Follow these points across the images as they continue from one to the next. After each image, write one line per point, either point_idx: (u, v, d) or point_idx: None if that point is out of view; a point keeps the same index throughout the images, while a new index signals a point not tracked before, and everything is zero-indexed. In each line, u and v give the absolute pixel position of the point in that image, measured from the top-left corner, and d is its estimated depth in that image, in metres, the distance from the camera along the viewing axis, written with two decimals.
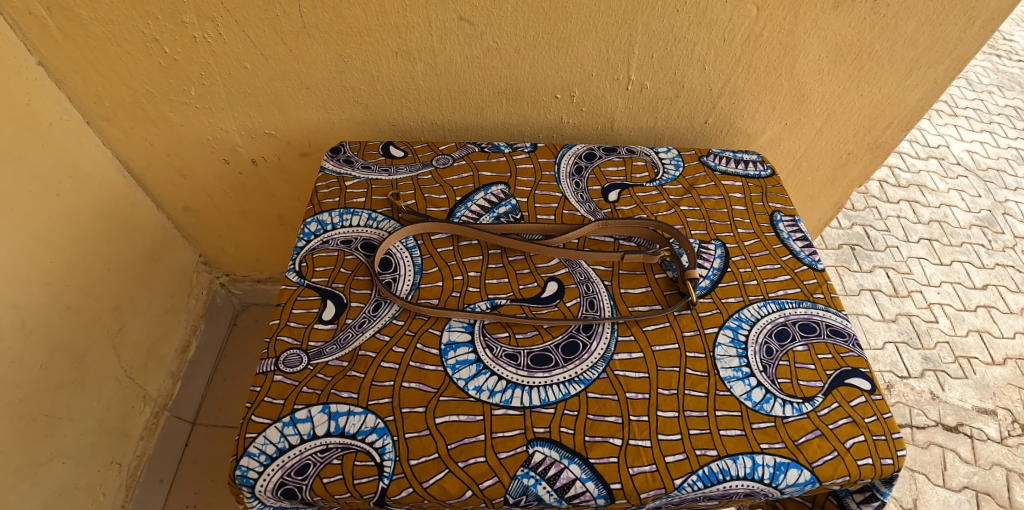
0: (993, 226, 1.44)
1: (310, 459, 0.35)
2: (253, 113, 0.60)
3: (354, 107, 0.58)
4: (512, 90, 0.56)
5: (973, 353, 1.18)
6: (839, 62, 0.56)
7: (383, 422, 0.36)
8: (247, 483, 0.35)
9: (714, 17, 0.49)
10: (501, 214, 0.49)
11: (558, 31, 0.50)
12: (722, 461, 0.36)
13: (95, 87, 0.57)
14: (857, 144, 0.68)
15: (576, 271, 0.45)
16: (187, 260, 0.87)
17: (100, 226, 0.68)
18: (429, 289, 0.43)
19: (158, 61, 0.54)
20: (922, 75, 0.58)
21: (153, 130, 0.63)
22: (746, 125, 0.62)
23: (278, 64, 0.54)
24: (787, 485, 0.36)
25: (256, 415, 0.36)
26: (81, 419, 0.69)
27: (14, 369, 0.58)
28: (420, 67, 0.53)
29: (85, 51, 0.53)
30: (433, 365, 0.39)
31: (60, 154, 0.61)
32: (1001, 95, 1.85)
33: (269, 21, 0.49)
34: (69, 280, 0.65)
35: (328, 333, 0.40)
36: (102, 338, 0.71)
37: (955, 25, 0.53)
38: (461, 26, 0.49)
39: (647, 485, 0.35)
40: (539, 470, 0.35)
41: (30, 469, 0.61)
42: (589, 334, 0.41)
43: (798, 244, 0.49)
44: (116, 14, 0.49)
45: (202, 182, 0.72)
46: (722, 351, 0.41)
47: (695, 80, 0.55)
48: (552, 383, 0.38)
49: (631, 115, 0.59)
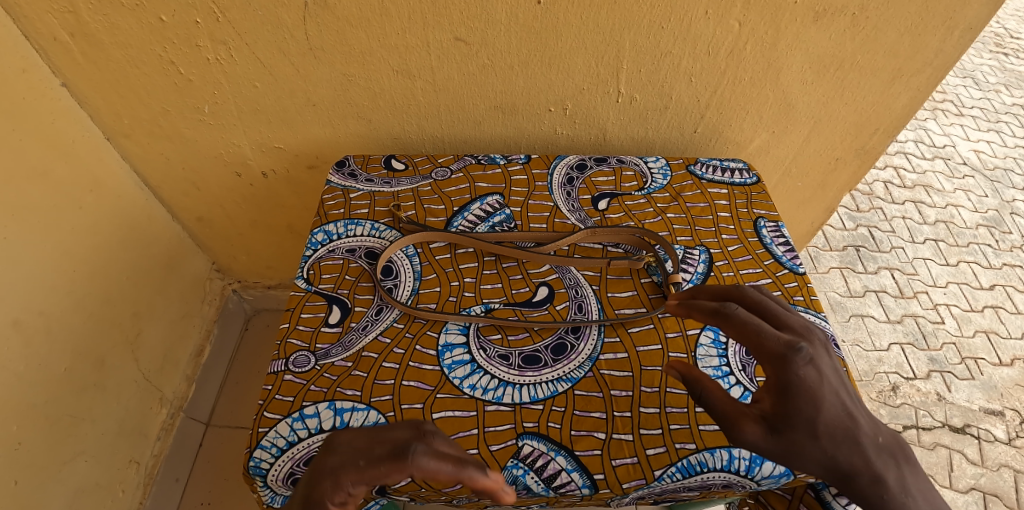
0: (1001, 226, 1.44)
1: (317, 451, 0.38)
2: (263, 129, 0.64)
3: (357, 122, 0.61)
4: (508, 105, 0.59)
5: (980, 354, 1.19)
6: (822, 73, 0.58)
7: (384, 417, 0.39)
8: (260, 473, 0.37)
9: (698, 33, 0.52)
10: (496, 224, 0.52)
11: (549, 49, 0.53)
12: (701, 453, 0.38)
13: (115, 106, 0.61)
14: (845, 150, 0.70)
15: (566, 276, 0.48)
16: (199, 267, 0.91)
17: (119, 235, 0.72)
18: (427, 294, 0.46)
19: (174, 81, 0.57)
20: (905, 83, 0.61)
21: (169, 145, 0.67)
22: (735, 134, 0.65)
23: (286, 84, 0.57)
24: (762, 477, 0.38)
25: (268, 411, 0.39)
26: (102, 420, 0.73)
27: (40, 372, 0.62)
28: (420, 84, 0.56)
29: (105, 73, 0.57)
30: (431, 365, 0.42)
31: (82, 169, 0.65)
32: (1009, 93, 1.86)
33: (277, 44, 0.52)
34: (90, 288, 0.69)
35: (334, 336, 0.43)
36: (121, 343, 0.75)
37: (935, 35, 0.55)
38: (457, 46, 0.52)
39: (629, 476, 0.37)
40: (528, 461, 0.37)
41: (55, 468, 0.65)
42: (577, 336, 0.44)
43: (780, 249, 0.51)
44: (134, 39, 0.53)
45: (215, 193, 0.76)
46: (703, 351, 0.43)
47: (682, 92, 0.58)
48: (541, 381, 0.41)
49: (623, 126, 0.62)
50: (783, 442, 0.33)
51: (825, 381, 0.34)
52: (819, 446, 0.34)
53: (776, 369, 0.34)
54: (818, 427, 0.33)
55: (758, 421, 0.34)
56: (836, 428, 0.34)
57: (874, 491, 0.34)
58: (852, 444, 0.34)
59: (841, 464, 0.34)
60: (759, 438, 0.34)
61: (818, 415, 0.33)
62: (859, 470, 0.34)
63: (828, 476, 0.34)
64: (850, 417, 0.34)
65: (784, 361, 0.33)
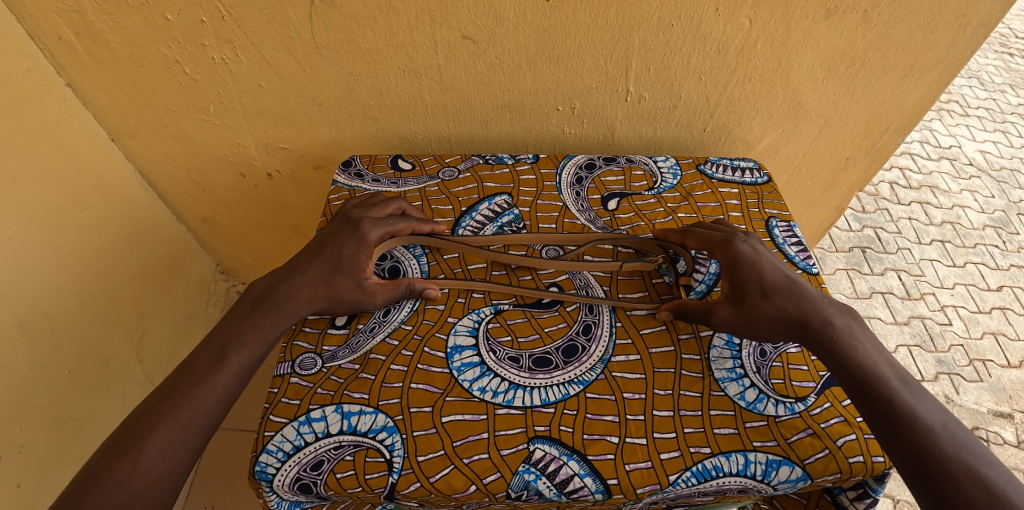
0: (1008, 227, 1.43)
1: (325, 455, 0.37)
2: (268, 129, 0.63)
3: (363, 122, 0.61)
4: (515, 104, 0.58)
5: (988, 355, 1.17)
6: (833, 71, 0.57)
7: (392, 421, 0.38)
8: (266, 478, 0.37)
9: (709, 30, 0.51)
10: (505, 224, 0.51)
11: (558, 47, 0.52)
12: (716, 458, 0.37)
13: (120, 106, 0.61)
14: (855, 149, 0.69)
15: (577, 277, 0.47)
16: (203, 269, 0.90)
17: (123, 236, 0.72)
18: (436, 296, 0.45)
19: (179, 81, 0.57)
20: (916, 81, 0.60)
21: (174, 146, 0.66)
22: (744, 133, 0.64)
23: (292, 83, 0.56)
24: (779, 482, 0.37)
25: (274, 414, 0.39)
26: (107, 421, 0.72)
27: (44, 373, 0.62)
28: (427, 83, 0.55)
29: (110, 73, 0.56)
30: (440, 367, 0.41)
31: (87, 170, 0.64)
32: (1015, 93, 1.84)
33: (283, 43, 0.52)
34: (94, 289, 0.68)
35: (341, 338, 0.43)
36: (125, 344, 0.74)
37: (947, 32, 0.54)
38: (465, 44, 0.51)
39: (643, 481, 0.36)
40: (540, 466, 0.37)
41: (59, 470, 0.64)
42: (588, 337, 0.43)
43: (793, 249, 0.50)
44: (139, 38, 0.52)
45: (220, 194, 0.75)
46: (717, 353, 0.42)
47: (691, 91, 0.57)
48: (552, 384, 0.40)
49: (631, 126, 0.61)
50: (744, 305, 0.41)
51: (763, 256, 0.43)
52: (775, 301, 0.40)
53: (722, 248, 0.44)
54: (768, 287, 0.41)
55: (725, 302, 0.41)
56: (787, 290, 0.41)
57: (828, 335, 0.39)
58: (802, 302, 0.40)
59: (796, 314, 0.40)
60: (727, 305, 0.41)
61: (762, 277, 0.41)
62: (814, 313, 0.40)
63: (790, 330, 0.40)
64: (793, 279, 0.42)
65: (722, 240, 0.44)
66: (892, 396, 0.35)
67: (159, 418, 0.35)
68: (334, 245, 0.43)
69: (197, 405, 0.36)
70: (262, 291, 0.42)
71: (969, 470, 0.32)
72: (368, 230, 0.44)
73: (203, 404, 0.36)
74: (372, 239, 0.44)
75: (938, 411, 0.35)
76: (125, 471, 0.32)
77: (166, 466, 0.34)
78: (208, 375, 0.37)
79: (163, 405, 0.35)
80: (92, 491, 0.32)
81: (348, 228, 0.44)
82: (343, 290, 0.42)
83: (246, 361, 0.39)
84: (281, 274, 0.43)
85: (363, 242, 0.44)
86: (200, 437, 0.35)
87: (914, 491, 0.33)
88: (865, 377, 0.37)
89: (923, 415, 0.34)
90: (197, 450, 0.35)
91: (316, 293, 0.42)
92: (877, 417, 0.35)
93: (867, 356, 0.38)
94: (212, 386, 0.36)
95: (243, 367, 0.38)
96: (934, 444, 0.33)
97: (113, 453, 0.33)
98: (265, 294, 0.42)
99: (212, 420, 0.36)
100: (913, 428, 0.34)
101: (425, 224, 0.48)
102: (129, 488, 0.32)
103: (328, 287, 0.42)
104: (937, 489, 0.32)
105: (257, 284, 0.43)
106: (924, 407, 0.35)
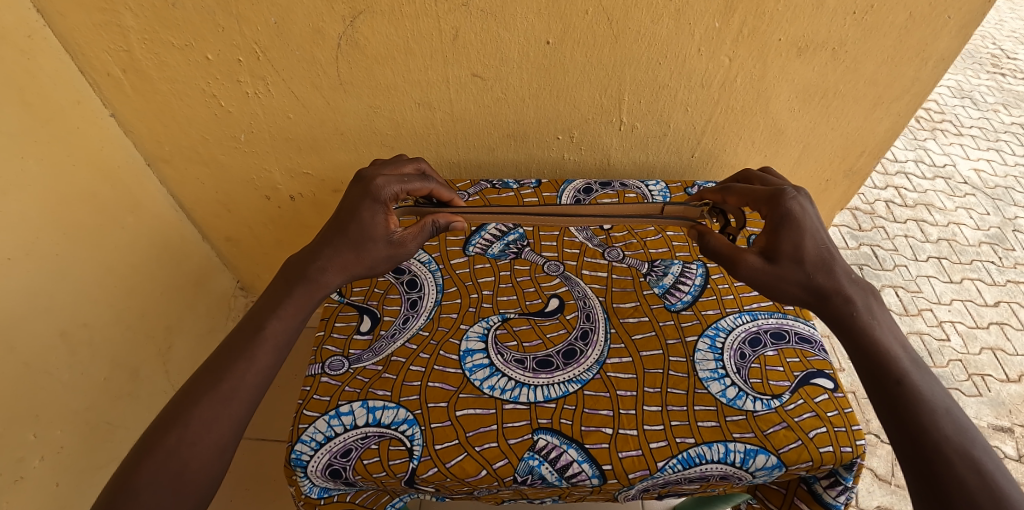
0: (1003, 243, 1.47)
1: (353, 445, 0.42)
2: (292, 155, 0.69)
3: (381, 149, 0.67)
4: (519, 133, 0.64)
5: (987, 370, 1.21)
6: (809, 101, 0.63)
7: (412, 414, 0.43)
8: (301, 464, 0.42)
9: (692, 67, 0.57)
10: (510, 242, 0.57)
11: (557, 83, 0.58)
12: (699, 447, 0.42)
13: (157, 135, 0.67)
14: (834, 172, 0.75)
15: (575, 288, 0.52)
16: (224, 285, 0.96)
17: (154, 253, 0.77)
18: (449, 305, 0.51)
19: (214, 113, 0.63)
20: (887, 109, 0.65)
21: (204, 170, 0.73)
22: (731, 158, 0.70)
23: (316, 114, 0.63)
24: (756, 468, 0.42)
25: (306, 409, 0.44)
26: (134, 427, 0.76)
27: (82, 380, 0.67)
28: (439, 114, 0.62)
29: (150, 104, 0.63)
30: (453, 368, 0.46)
31: (124, 193, 0.70)
32: (1008, 113, 1.90)
33: (310, 80, 0.58)
34: (128, 302, 0.74)
35: (365, 343, 0.48)
36: (153, 354, 0.80)
37: (911, 66, 0.60)
38: (474, 81, 0.57)
39: (634, 466, 0.41)
40: (543, 453, 0.41)
41: (91, 472, 0.69)
42: (585, 342, 0.48)
43: None
44: (181, 75, 0.59)
45: (244, 215, 0.81)
46: (701, 355, 0.47)
47: (680, 120, 0.63)
48: (553, 383, 0.45)
49: (625, 151, 0.67)
50: (774, 269, 0.44)
51: (807, 218, 0.45)
52: (802, 271, 0.44)
53: (770, 207, 0.46)
54: (805, 256, 0.44)
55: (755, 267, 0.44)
56: (821, 263, 0.44)
57: (849, 310, 0.42)
58: (830, 273, 0.43)
59: (822, 285, 0.43)
60: (755, 269, 0.44)
61: (801, 242, 0.44)
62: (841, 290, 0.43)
63: (812, 298, 0.43)
64: (829, 250, 0.44)
65: (771, 197, 0.46)
66: (902, 379, 0.39)
67: (203, 392, 0.40)
68: (354, 211, 0.47)
69: (237, 379, 0.41)
70: (296, 268, 0.46)
71: (965, 455, 0.35)
72: (383, 188, 0.48)
73: (242, 379, 0.41)
74: (384, 197, 0.48)
75: (945, 395, 0.38)
76: (174, 442, 0.38)
77: (210, 434, 0.39)
78: (247, 352, 0.42)
79: (207, 380, 0.40)
80: (148, 459, 0.37)
81: (364, 190, 0.48)
82: (372, 253, 0.46)
83: (280, 338, 0.43)
84: (312, 248, 0.47)
85: (379, 203, 0.48)
86: (241, 408, 0.40)
87: (907, 466, 0.37)
88: (880, 355, 0.40)
89: (930, 399, 0.38)
90: (240, 421, 0.40)
91: (348, 260, 0.46)
92: (884, 397, 0.39)
93: (884, 337, 0.41)
94: (251, 361, 0.41)
95: (277, 345, 0.43)
96: (934, 427, 0.36)
97: (164, 425, 0.38)
98: (298, 271, 0.46)
99: (252, 392, 0.41)
100: (919, 409, 0.37)
101: (440, 188, 0.52)
102: (180, 456, 0.37)
103: (359, 252, 0.46)
104: (929, 467, 0.35)
105: (292, 261, 0.47)
106: (931, 392, 0.38)
